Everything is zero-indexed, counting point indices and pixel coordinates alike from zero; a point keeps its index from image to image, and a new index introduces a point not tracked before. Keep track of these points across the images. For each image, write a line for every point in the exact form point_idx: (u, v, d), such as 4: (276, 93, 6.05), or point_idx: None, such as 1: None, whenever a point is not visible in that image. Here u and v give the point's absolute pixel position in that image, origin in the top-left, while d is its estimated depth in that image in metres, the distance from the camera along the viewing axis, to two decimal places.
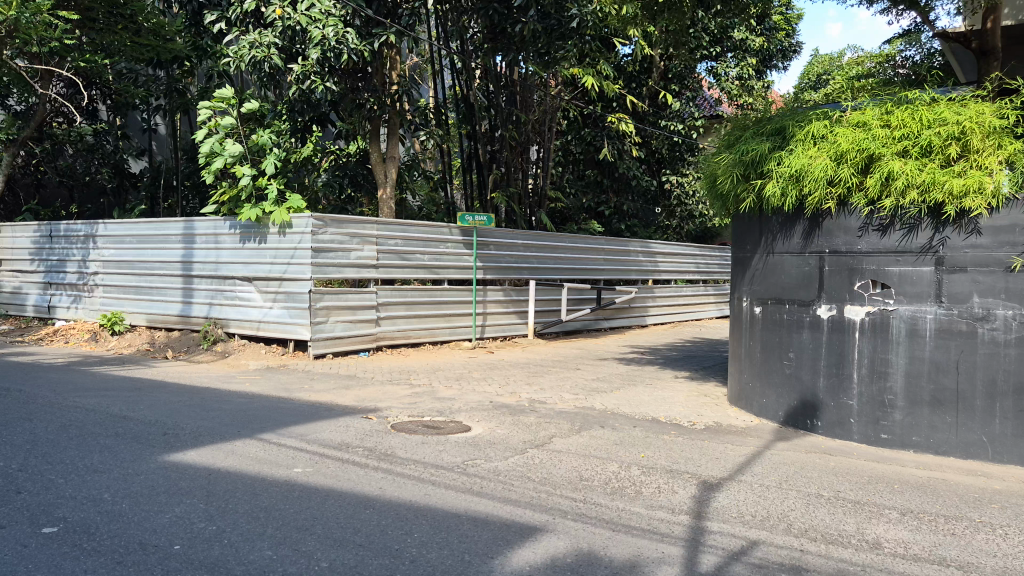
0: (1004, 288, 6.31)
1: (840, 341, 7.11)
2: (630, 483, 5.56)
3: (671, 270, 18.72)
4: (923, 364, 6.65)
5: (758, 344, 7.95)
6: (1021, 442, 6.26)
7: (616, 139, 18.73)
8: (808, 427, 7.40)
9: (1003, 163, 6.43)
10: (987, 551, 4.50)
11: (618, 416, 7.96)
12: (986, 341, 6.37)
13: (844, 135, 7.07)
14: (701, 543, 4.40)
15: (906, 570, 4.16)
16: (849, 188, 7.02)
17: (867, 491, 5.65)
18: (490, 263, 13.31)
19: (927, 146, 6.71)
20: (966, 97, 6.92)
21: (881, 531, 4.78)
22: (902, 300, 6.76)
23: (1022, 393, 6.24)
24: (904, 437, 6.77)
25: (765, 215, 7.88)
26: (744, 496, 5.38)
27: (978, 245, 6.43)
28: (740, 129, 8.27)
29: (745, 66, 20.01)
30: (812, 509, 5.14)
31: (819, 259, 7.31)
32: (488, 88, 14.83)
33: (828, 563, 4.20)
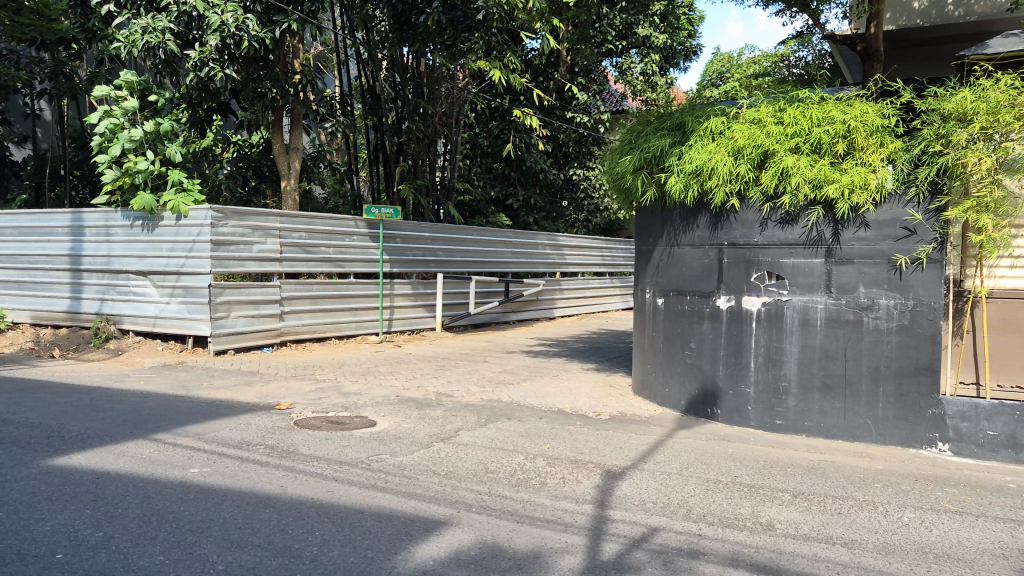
0: (887, 279, 6.69)
1: (738, 331, 7.35)
2: (534, 474, 5.61)
3: (577, 263, 18.97)
4: (814, 352, 6.95)
5: (660, 335, 8.14)
6: (901, 422, 6.63)
7: (523, 132, 18.78)
8: (708, 415, 7.62)
9: (885, 161, 6.74)
10: (871, 529, 4.73)
11: (525, 408, 8.02)
12: (871, 329, 6.73)
13: (740, 132, 7.22)
14: (603, 532, 4.47)
15: (797, 549, 4.33)
16: (746, 183, 7.22)
17: (762, 475, 5.86)
18: (397, 256, 13.17)
19: (818, 144, 6.93)
20: (852, 97, 7.12)
21: (774, 513, 4.96)
22: (795, 291, 7.06)
23: (903, 378, 6.60)
24: (797, 422, 7.06)
25: (667, 209, 8.06)
26: (646, 484, 5.50)
27: (864, 238, 6.80)
28: (642, 124, 8.37)
29: (650, 62, 20.28)
30: (711, 495, 5.30)
31: (718, 252, 7.52)
32: (395, 79, 14.76)
33: (724, 547, 4.33)
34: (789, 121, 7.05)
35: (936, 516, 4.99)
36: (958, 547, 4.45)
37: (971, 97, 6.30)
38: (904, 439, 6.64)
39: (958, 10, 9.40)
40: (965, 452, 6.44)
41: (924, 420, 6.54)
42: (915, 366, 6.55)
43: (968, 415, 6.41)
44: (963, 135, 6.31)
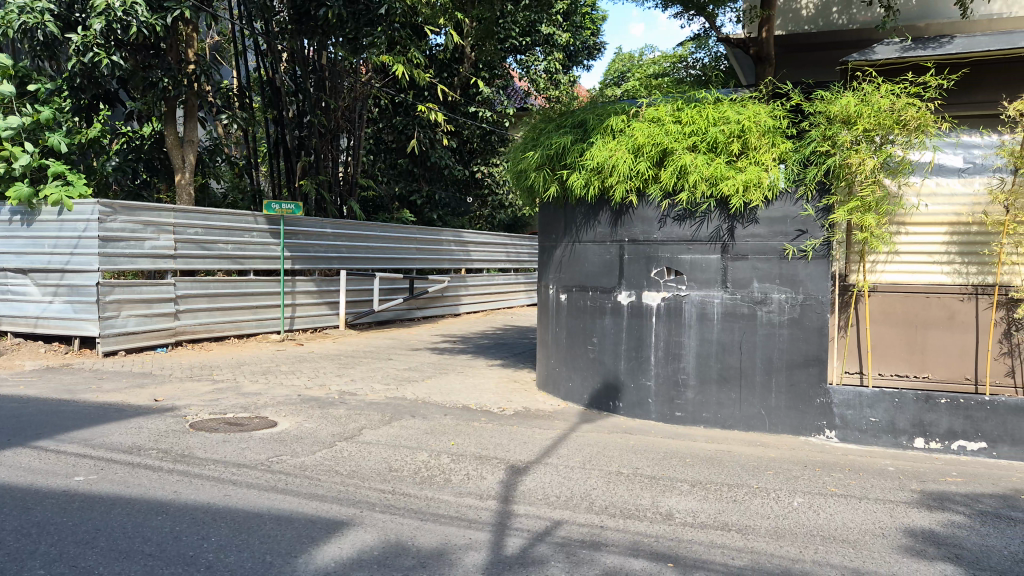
0: (778, 274, 6.97)
1: (639, 326, 7.50)
2: (439, 471, 5.59)
3: (482, 259, 19.01)
4: (711, 345, 7.17)
5: (563, 330, 8.24)
6: (792, 411, 6.92)
7: (427, 129, 18.94)
8: (610, 408, 7.76)
9: (776, 160, 6.98)
10: (763, 514, 4.92)
11: (429, 405, 7.98)
12: (764, 322, 7.00)
13: (640, 130, 7.33)
14: (507, 527, 4.49)
15: (695, 537, 4.46)
16: (646, 181, 7.36)
17: (661, 466, 6.01)
18: (298, 253, 12.87)
19: (714, 143, 7.10)
20: (746, 98, 7.34)
21: (673, 503, 5.09)
22: (693, 286, 7.26)
23: (794, 369, 6.89)
24: (696, 413, 7.26)
25: (570, 206, 8.15)
26: (550, 478, 5.56)
27: (757, 234, 7.05)
28: (545, 121, 8.41)
29: (553, 61, 20.43)
30: (612, 487, 5.40)
31: (619, 248, 7.66)
32: (296, 72, 14.41)
33: (626, 537, 4.41)
34: (686, 120, 7.19)
35: (823, 500, 5.22)
36: (843, 529, 4.67)
37: (855, 101, 6.55)
38: (795, 428, 6.93)
39: (842, 19, 9.73)
40: (850, 438, 6.77)
41: (813, 409, 6.85)
42: (805, 357, 6.85)
43: (852, 403, 6.74)
44: (848, 137, 6.59)
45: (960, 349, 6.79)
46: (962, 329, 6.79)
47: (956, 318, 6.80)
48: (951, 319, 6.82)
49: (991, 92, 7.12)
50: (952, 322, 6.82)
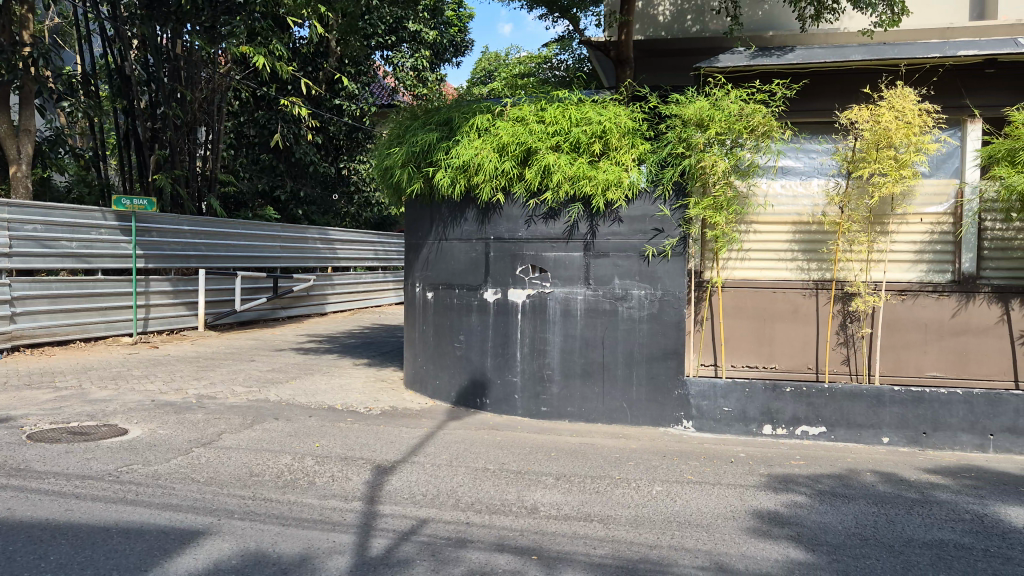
0: (638, 271, 7.22)
1: (505, 323, 7.58)
2: (302, 474, 5.45)
3: (349, 257, 18.66)
4: (575, 341, 7.35)
5: (430, 328, 8.22)
6: (652, 404, 7.18)
7: (291, 123, 18.32)
8: (478, 405, 7.80)
9: (636, 161, 7.20)
10: (624, 504, 5.08)
11: (293, 406, 7.77)
12: (625, 318, 7.23)
13: (505, 129, 7.38)
14: (373, 528, 4.43)
15: (559, 529, 4.55)
16: (511, 179, 7.44)
17: (527, 460, 6.10)
18: (152, 251, 12.21)
19: (577, 143, 7.23)
20: (607, 100, 7.51)
21: (538, 496, 5.18)
22: (557, 283, 7.41)
23: (653, 362, 7.15)
24: (561, 408, 7.41)
25: (436, 204, 8.14)
26: (416, 476, 5.53)
27: (618, 232, 7.27)
28: (410, 119, 8.34)
29: (420, 58, 20.12)
30: (479, 483, 5.43)
31: (485, 245, 7.71)
32: (148, 60, 13.69)
33: (491, 533, 4.45)
34: (549, 120, 7.28)
35: (680, 488, 5.45)
36: (698, 514, 4.90)
37: (708, 105, 6.81)
38: (654, 419, 7.19)
39: (695, 27, 10.16)
40: (706, 428, 7.09)
41: (672, 400, 7.13)
42: (663, 351, 7.13)
43: (708, 394, 7.06)
44: (700, 139, 6.87)
45: (802, 340, 7.52)
46: (805, 321, 7.51)
47: (799, 312, 7.51)
48: (795, 312, 7.53)
49: (827, 101, 7.56)
50: (795, 316, 7.53)
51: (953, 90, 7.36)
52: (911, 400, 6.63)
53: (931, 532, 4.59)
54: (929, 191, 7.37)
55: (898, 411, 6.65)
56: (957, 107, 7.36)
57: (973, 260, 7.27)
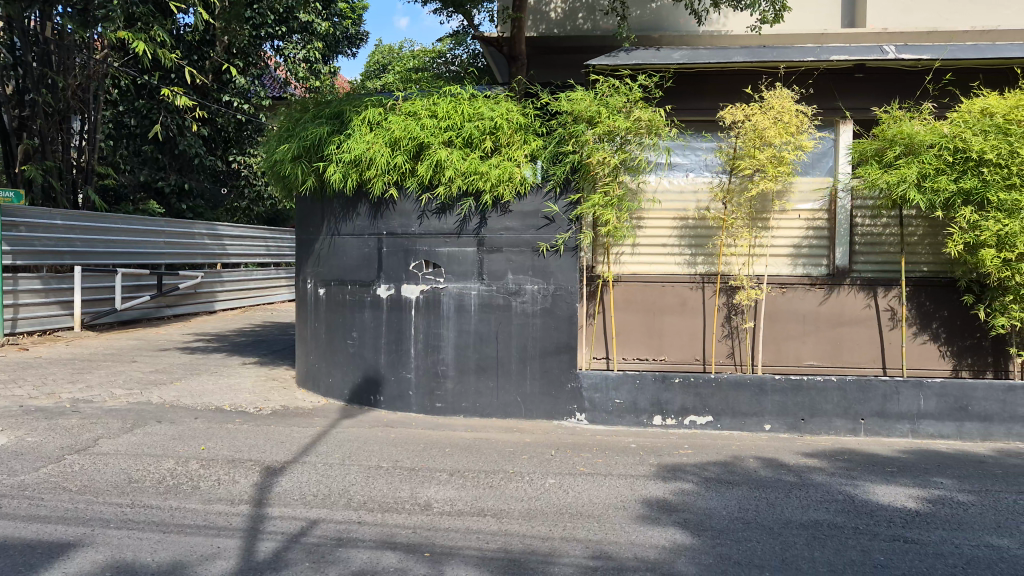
0: (530, 266, 7.28)
1: (399, 319, 7.50)
2: (185, 479, 5.24)
3: (239, 253, 18.07)
4: (469, 336, 7.35)
5: (323, 325, 8.05)
6: (546, 397, 7.25)
7: (175, 113, 17.53)
8: (371, 402, 7.69)
9: (528, 157, 7.24)
10: (517, 497, 5.11)
11: (177, 408, 7.47)
12: (518, 312, 7.28)
13: (397, 123, 7.29)
14: (259, 532, 4.30)
15: (452, 525, 4.53)
16: (404, 174, 7.36)
17: (421, 457, 6.06)
18: (21, 246, 11.49)
19: (469, 138, 7.21)
20: (499, 95, 7.51)
21: (431, 492, 5.15)
22: (451, 278, 7.38)
23: (547, 356, 7.23)
24: (455, 403, 7.40)
25: (327, 199, 7.97)
26: (307, 477, 5.39)
27: (511, 228, 7.31)
28: (300, 111, 8.14)
29: (312, 50, 19.25)
30: (372, 481, 5.36)
31: (377, 241, 7.61)
32: (14, 43, 12.83)
33: (383, 531, 4.39)
34: (442, 114, 7.24)
35: (572, 480, 5.53)
36: (589, 505, 4.97)
37: (597, 102, 6.91)
38: (547, 412, 7.27)
39: (587, 24, 10.30)
40: (598, 420, 7.20)
41: (565, 393, 7.22)
42: (556, 345, 7.22)
43: (600, 386, 7.16)
44: (589, 134, 6.96)
45: (690, 331, 7.84)
46: (692, 314, 7.83)
47: (687, 305, 7.82)
48: (683, 305, 7.83)
49: (714, 100, 7.86)
50: (684, 308, 7.83)
51: (826, 92, 7.77)
52: (791, 388, 6.93)
53: (807, 513, 4.82)
54: (806, 188, 7.76)
55: (779, 399, 6.93)
56: (830, 109, 7.77)
57: (846, 254, 7.72)
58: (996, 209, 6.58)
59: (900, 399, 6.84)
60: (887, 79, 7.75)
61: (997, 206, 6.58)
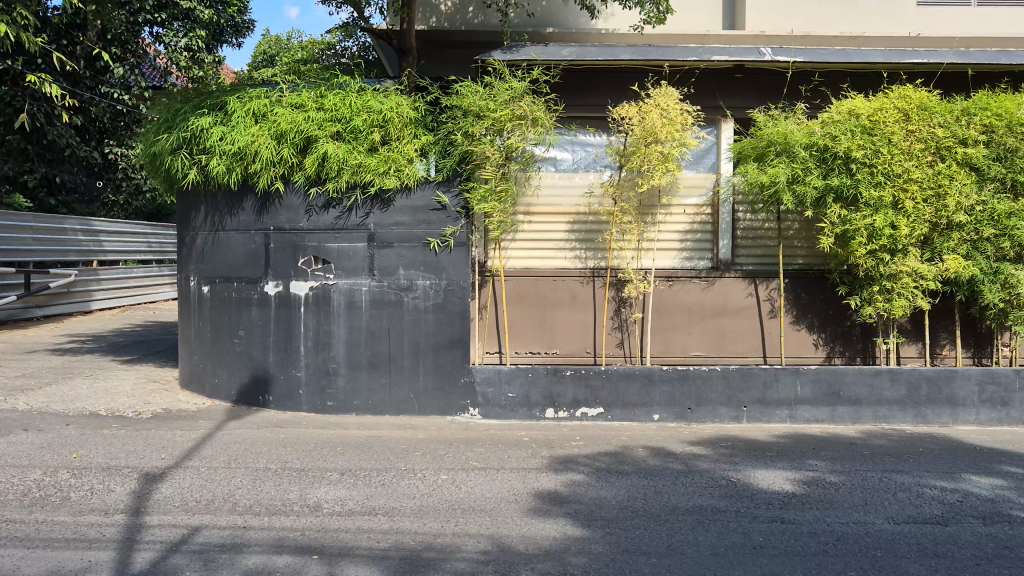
0: (422, 261, 7.23)
1: (287, 316, 7.31)
2: (54, 490, 4.94)
3: (117, 250, 17.20)
4: (360, 333, 7.23)
5: (207, 324, 7.74)
6: (439, 393, 7.22)
7: (42, 102, 16.47)
8: (259, 402, 7.47)
9: (418, 152, 7.19)
10: (409, 495, 5.07)
11: (47, 415, 7.04)
12: (411, 308, 7.22)
13: (283, 115, 7.09)
14: (136, 542, 4.10)
15: (342, 525, 4.45)
16: (292, 168, 7.18)
17: (311, 457, 5.92)
18: None
19: (358, 132, 7.09)
20: (389, 89, 7.41)
21: (321, 493, 5.04)
22: (341, 274, 7.25)
23: (440, 351, 7.20)
24: (347, 401, 7.27)
25: (209, 192, 7.67)
26: (189, 482, 5.19)
27: (401, 223, 7.23)
28: (181, 102, 7.81)
29: (195, 38, 18.00)
30: (258, 484, 5.20)
31: (264, 236, 7.39)
32: None
33: (270, 535, 4.27)
34: (330, 107, 7.09)
35: (465, 475, 5.53)
36: (481, 499, 4.98)
37: (486, 96, 6.92)
38: (441, 408, 7.23)
39: (478, 18, 10.26)
40: (492, 414, 7.20)
41: (458, 388, 7.19)
42: (449, 340, 7.20)
43: (493, 381, 7.17)
44: (480, 129, 6.96)
45: (581, 324, 8.04)
46: (583, 307, 8.03)
47: (577, 298, 8.02)
48: (573, 299, 8.02)
49: (603, 96, 8.01)
50: (574, 302, 8.03)
51: (709, 91, 8.04)
52: (678, 378, 7.13)
53: (693, 499, 4.98)
54: (691, 184, 7.99)
55: (667, 389, 7.13)
56: (712, 107, 8.05)
57: (728, 248, 8.05)
58: (863, 205, 6.98)
59: (779, 386, 7.15)
60: (764, 79, 8.09)
61: (865, 202, 6.97)
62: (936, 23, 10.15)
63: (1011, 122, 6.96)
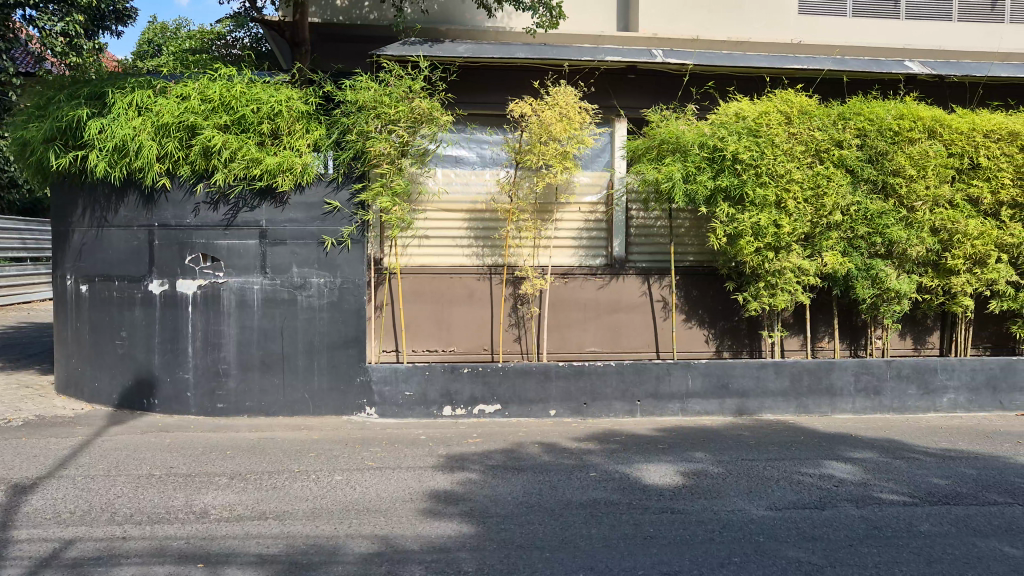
0: (316, 259, 7.09)
1: (173, 316, 7.04)
2: None
3: None
4: (252, 332, 7.03)
5: (85, 325, 7.34)
6: (334, 393, 7.10)
7: None
8: (143, 406, 7.15)
9: (311, 147, 7.03)
10: (302, 497, 4.96)
11: None
12: (304, 306, 7.07)
13: (165, 106, 6.78)
14: (1, 558, 3.86)
15: (229, 531, 4.31)
16: (177, 161, 6.91)
17: (198, 462, 5.71)
18: None
19: (247, 125, 6.85)
20: (279, 82, 7.19)
21: (208, 499, 4.87)
22: (230, 272, 7.03)
23: (335, 350, 7.08)
24: (238, 403, 7.06)
25: (88, 186, 7.29)
26: (63, 493, 4.92)
27: (294, 220, 7.07)
28: (54, 90, 7.38)
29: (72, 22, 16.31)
30: (140, 492, 4.98)
31: (148, 233, 7.08)
32: None
33: (151, 544, 4.10)
34: (216, 99, 6.79)
35: (359, 475, 5.46)
36: (376, 499, 4.93)
37: (380, 92, 6.84)
38: (336, 408, 7.11)
39: (373, 14, 10.15)
40: (388, 413, 7.12)
41: (354, 387, 7.09)
42: (344, 339, 7.08)
43: (389, 379, 7.09)
44: (374, 125, 6.88)
45: (478, 321, 8.08)
46: (480, 304, 8.07)
47: (475, 296, 8.05)
48: (471, 296, 8.05)
49: (500, 95, 8.02)
50: (471, 299, 8.05)
51: (604, 92, 8.18)
52: (573, 374, 7.24)
53: (586, 493, 5.06)
54: (585, 183, 8.13)
55: (563, 384, 7.22)
56: (606, 107, 8.19)
57: (622, 245, 8.22)
58: (749, 204, 7.24)
59: (671, 380, 7.35)
60: (656, 81, 8.28)
61: (751, 201, 7.23)
62: (816, 31, 10.63)
63: (881, 127, 7.38)
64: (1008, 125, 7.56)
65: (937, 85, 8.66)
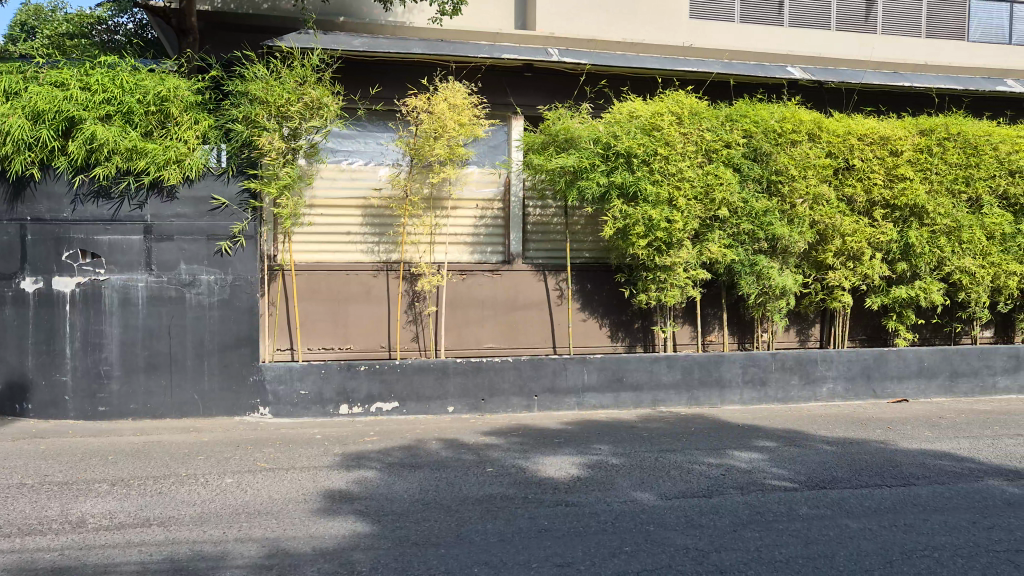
0: (205, 254, 6.85)
1: (49, 316, 6.66)
2: None
3: None
4: (136, 332, 6.74)
5: None
6: (226, 393, 6.88)
7: None
8: (16, 411, 6.73)
9: (200, 139, 6.80)
10: (188, 502, 4.78)
11: None
12: (192, 305, 6.83)
13: (39, 93, 6.40)
14: None
15: (108, 541, 4.12)
16: (52, 152, 6.53)
17: (77, 469, 5.43)
18: None
19: (130, 115, 6.56)
20: (165, 71, 6.91)
21: (86, 507, 4.64)
22: (113, 270, 6.72)
23: (226, 350, 6.87)
24: (122, 406, 6.74)
25: None
26: None
27: (182, 214, 6.80)
28: None
29: None
30: (11, 502, 4.70)
31: (19, 227, 6.66)
32: None
33: (21, 558, 3.87)
34: (96, 88, 6.50)
35: (251, 477, 5.30)
36: (267, 501, 4.81)
37: (272, 83, 6.67)
38: (227, 409, 6.89)
39: (265, 3, 9.84)
40: (282, 413, 6.95)
41: (246, 387, 6.89)
42: (235, 338, 6.88)
43: (283, 378, 6.93)
44: (266, 117, 6.70)
45: (374, 318, 7.97)
46: (377, 301, 7.97)
47: (371, 293, 7.95)
48: (367, 294, 7.94)
49: (396, 89, 7.94)
50: (368, 297, 7.95)
51: (501, 89, 8.21)
52: (471, 370, 7.25)
53: (483, 488, 5.08)
54: (480, 178, 8.18)
55: (461, 380, 7.22)
56: (503, 104, 8.22)
57: (519, 241, 8.30)
58: (642, 200, 7.42)
59: (567, 374, 7.46)
60: (552, 80, 8.37)
61: (644, 197, 7.40)
62: (705, 35, 10.99)
63: (765, 128, 7.70)
64: (880, 129, 8.03)
65: (816, 90, 9.10)
